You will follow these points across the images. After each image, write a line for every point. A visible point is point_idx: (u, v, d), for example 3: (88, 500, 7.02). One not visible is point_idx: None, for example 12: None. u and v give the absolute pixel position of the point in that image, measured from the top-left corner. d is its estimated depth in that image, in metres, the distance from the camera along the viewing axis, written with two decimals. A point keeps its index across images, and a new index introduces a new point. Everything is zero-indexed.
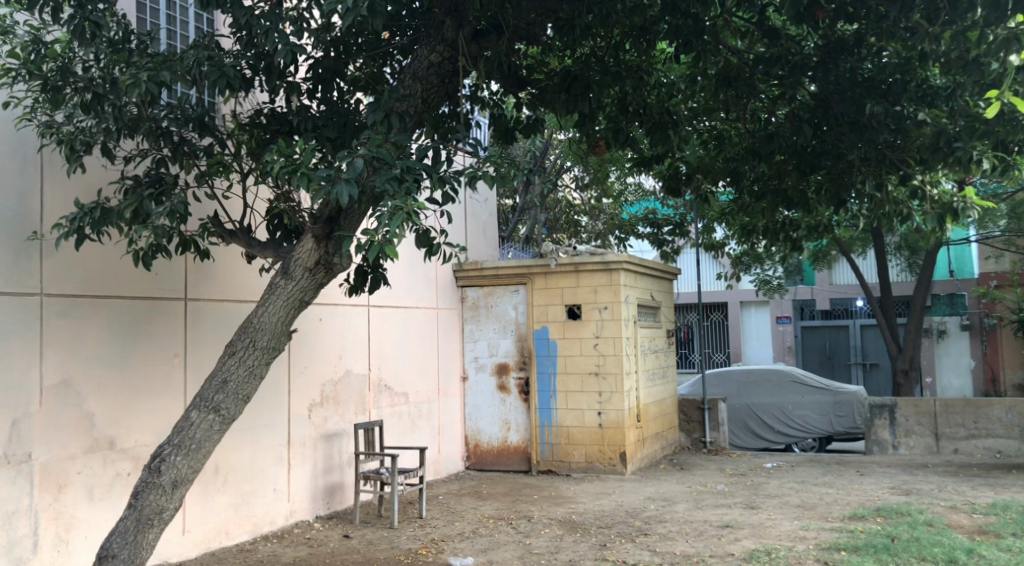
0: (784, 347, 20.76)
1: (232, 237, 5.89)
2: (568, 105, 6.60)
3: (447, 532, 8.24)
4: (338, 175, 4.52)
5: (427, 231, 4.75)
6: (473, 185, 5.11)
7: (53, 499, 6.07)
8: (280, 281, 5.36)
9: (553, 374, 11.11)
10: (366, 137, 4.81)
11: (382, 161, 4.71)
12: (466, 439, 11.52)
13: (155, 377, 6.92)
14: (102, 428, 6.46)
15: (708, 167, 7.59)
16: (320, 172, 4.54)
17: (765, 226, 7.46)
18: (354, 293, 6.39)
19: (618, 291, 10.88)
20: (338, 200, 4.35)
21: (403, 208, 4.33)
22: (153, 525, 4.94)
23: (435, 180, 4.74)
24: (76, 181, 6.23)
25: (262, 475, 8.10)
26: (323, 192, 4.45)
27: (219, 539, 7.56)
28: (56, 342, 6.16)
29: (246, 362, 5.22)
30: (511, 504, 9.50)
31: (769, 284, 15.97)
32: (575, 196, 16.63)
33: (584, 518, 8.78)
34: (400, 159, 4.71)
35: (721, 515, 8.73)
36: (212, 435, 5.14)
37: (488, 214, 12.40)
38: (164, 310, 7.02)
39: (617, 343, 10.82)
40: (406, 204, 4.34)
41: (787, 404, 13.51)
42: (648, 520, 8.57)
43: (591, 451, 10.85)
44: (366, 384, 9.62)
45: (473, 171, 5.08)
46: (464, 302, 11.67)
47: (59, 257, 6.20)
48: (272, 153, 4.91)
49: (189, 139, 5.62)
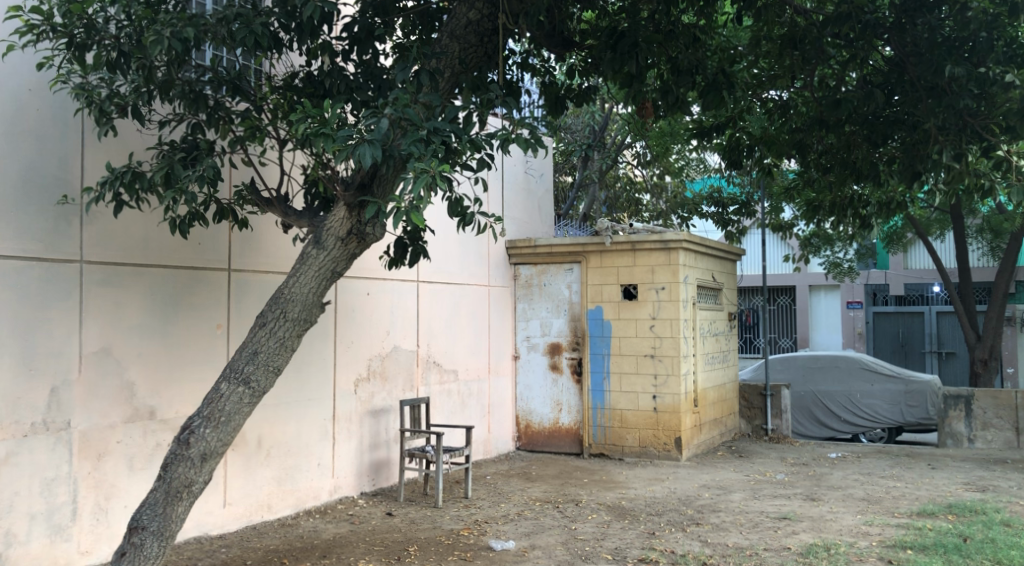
0: (854, 333, 19.93)
1: (268, 206, 5.75)
2: (615, 64, 6.14)
3: (491, 514, 8.03)
4: (361, 138, 4.29)
5: (459, 198, 4.53)
6: (507, 150, 4.78)
7: (92, 467, 6.05)
8: (312, 251, 5.19)
9: (607, 356, 10.79)
10: (393, 97, 4.58)
11: (410, 122, 4.48)
12: (518, 419, 11.30)
13: (197, 348, 6.85)
14: (142, 398, 6.43)
15: (771, 140, 7.08)
16: (343, 133, 4.32)
17: (832, 201, 6.96)
18: (395, 266, 6.24)
19: (676, 270, 10.43)
20: (362, 163, 4.12)
21: (428, 172, 4.08)
22: (181, 498, 4.84)
23: (466, 142, 4.49)
24: (115, 146, 6.13)
25: (306, 449, 8.02)
26: (348, 155, 4.23)
27: (261, 513, 7.50)
28: (96, 309, 6.12)
29: (277, 334, 5.06)
30: (560, 487, 9.24)
31: (840, 267, 15.11)
32: (637, 173, 16.00)
33: (634, 504, 8.45)
34: (428, 120, 4.47)
35: (779, 506, 8.30)
36: (242, 408, 5.00)
37: (544, 190, 12.08)
38: (206, 280, 6.94)
39: (674, 325, 10.39)
40: (432, 166, 4.08)
41: (855, 392, 12.89)
42: (701, 510, 8.20)
43: (645, 436, 10.49)
44: (414, 361, 9.46)
45: (506, 133, 4.74)
46: (517, 280, 11.42)
47: (99, 223, 6.14)
48: (299, 115, 4.69)
49: (224, 103, 5.49)
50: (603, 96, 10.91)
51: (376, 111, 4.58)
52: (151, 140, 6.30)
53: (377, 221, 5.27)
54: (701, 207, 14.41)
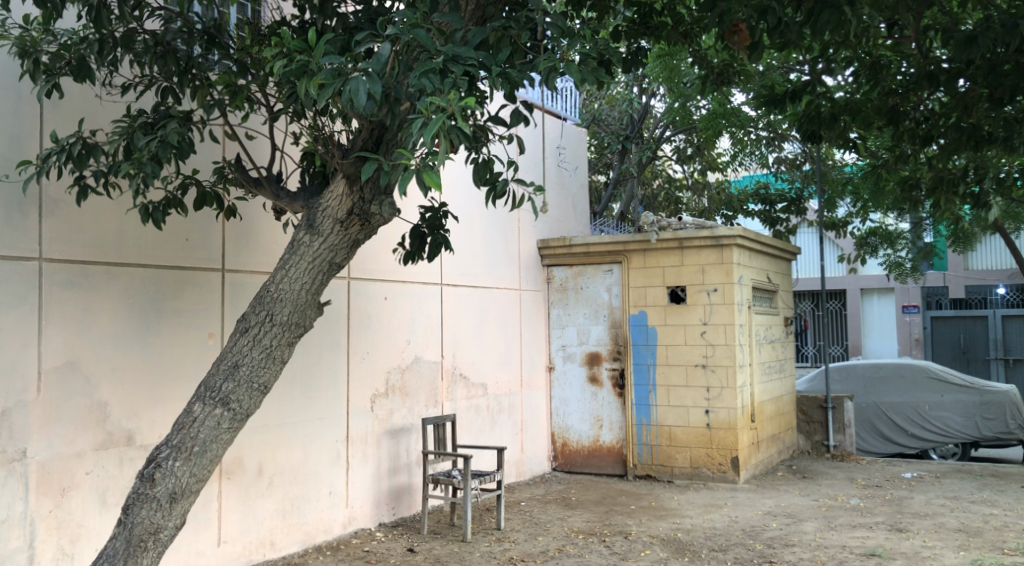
0: (911, 340, 18.66)
1: (257, 188, 4.79)
2: None
3: (528, 550, 6.94)
4: (355, 68, 3.28)
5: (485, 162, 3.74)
6: (550, 82, 3.92)
7: (54, 505, 5.07)
8: (303, 238, 4.23)
9: (653, 366, 9.68)
10: (399, 16, 3.61)
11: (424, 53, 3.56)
12: (554, 437, 10.23)
13: (184, 360, 5.87)
14: (118, 421, 5.45)
15: (856, 109, 6.28)
16: (326, 60, 3.29)
17: (938, 176, 6.23)
18: (410, 260, 5.35)
19: (730, 270, 9.30)
20: (355, 102, 3.11)
21: (446, 113, 3.16)
22: (147, 548, 3.86)
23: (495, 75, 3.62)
24: (72, 118, 5.12)
25: (315, 476, 6.99)
26: (335, 90, 3.24)
27: (263, 551, 6.48)
28: (58, 317, 5.15)
29: (262, 343, 4.08)
30: (604, 516, 8.14)
31: (903, 267, 13.61)
32: (676, 170, 14.85)
33: (691, 537, 7.34)
34: (445, 46, 3.58)
35: (863, 539, 7.12)
36: (220, 435, 4.03)
37: (578, 185, 11.06)
38: (196, 282, 5.97)
39: (729, 331, 9.26)
40: (450, 103, 3.16)
41: (923, 404, 11.58)
42: (771, 544, 7.05)
43: (697, 456, 9.35)
44: (438, 373, 8.41)
45: (552, 61, 3.94)
46: (551, 284, 10.37)
47: (60, 214, 5.18)
48: (273, 50, 3.69)
49: (201, 61, 4.59)
50: (651, 70, 9.78)
51: (375, 40, 3.61)
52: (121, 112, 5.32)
53: (384, 199, 4.27)
54: (747, 204, 13.51)
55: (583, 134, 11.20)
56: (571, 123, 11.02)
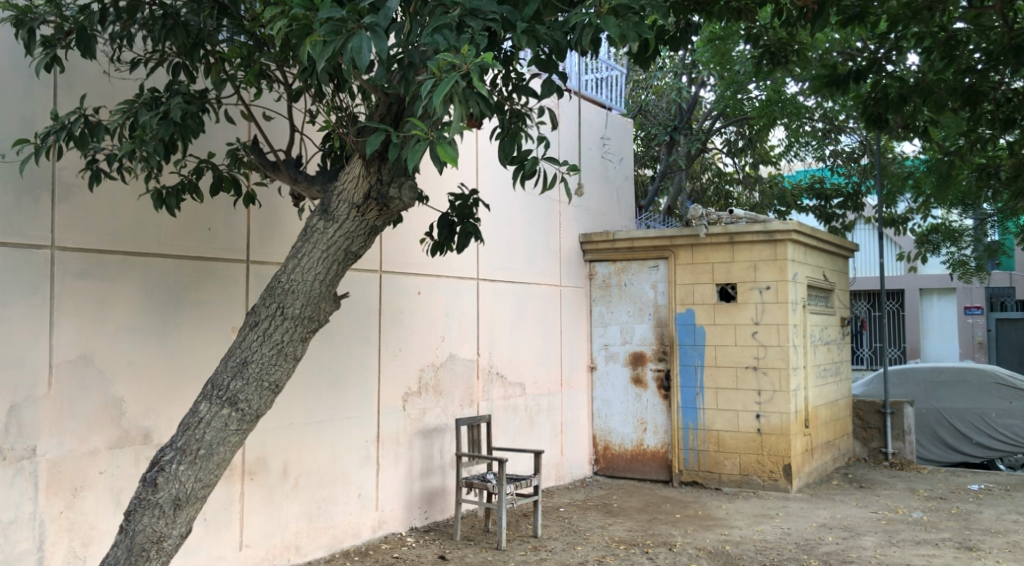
0: (973, 342, 17.84)
1: (275, 173, 4.50)
2: None
3: (565, 560, 6.55)
4: (359, 23, 3.09)
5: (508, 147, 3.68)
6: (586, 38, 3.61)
7: (65, 506, 4.82)
8: (318, 224, 3.93)
9: (700, 368, 9.21)
10: None
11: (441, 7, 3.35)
12: (595, 440, 9.82)
13: (206, 354, 5.60)
14: (134, 418, 5.19)
15: (929, 89, 6.07)
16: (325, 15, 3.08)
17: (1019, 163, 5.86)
18: (439, 251, 5.05)
19: (784, 266, 8.78)
20: (358, 60, 2.97)
21: (461, 72, 2.95)
22: (148, 558, 3.56)
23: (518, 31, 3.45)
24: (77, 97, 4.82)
25: (344, 477, 6.69)
26: (338, 48, 3.09)
27: (288, 555, 6.19)
28: (72, 308, 4.91)
29: (273, 337, 3.77)
30: (647, 524, 7.71)
31: (967, 266, 12.82)
32: (726, 163, 14.29)
33: (741, 550, 6.87)
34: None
35: (929, 558, 6.58)
36: (228, 438, 3.71)
37: (623, 177, 10.61)
38: (219, 273, 5.70)
39: (782, 331, 8.75)
40: (465, 62, 2.95)
41: (989, 411, 10.91)
42: (828, 560, 6.54)
43: (747, 462, 8.86)
44: (474, 372, 8.06)
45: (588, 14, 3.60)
46: (593, 280, 9.97)
47: (73, 200, 4.94)
48: (278, 10, 3.42)
49: (212, 35, 4.36)
50: (698, 54, 9.45)
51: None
52: (131, 91, 5.04)
53: (403, 182, 3.99)
54: (801, 199, 13.00)
55: (628, 124, 10.71)
56: (616, 112, 10.55)
